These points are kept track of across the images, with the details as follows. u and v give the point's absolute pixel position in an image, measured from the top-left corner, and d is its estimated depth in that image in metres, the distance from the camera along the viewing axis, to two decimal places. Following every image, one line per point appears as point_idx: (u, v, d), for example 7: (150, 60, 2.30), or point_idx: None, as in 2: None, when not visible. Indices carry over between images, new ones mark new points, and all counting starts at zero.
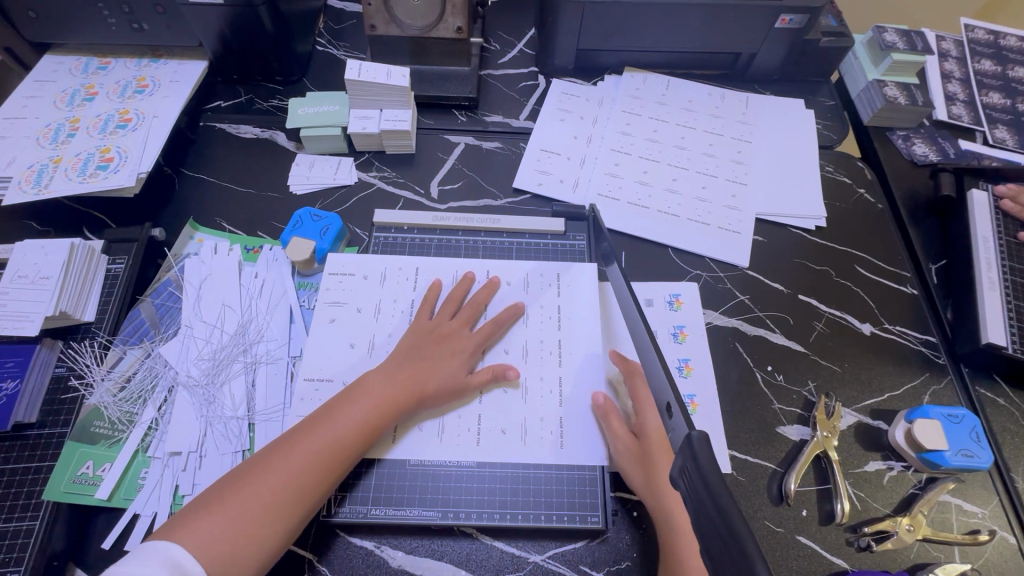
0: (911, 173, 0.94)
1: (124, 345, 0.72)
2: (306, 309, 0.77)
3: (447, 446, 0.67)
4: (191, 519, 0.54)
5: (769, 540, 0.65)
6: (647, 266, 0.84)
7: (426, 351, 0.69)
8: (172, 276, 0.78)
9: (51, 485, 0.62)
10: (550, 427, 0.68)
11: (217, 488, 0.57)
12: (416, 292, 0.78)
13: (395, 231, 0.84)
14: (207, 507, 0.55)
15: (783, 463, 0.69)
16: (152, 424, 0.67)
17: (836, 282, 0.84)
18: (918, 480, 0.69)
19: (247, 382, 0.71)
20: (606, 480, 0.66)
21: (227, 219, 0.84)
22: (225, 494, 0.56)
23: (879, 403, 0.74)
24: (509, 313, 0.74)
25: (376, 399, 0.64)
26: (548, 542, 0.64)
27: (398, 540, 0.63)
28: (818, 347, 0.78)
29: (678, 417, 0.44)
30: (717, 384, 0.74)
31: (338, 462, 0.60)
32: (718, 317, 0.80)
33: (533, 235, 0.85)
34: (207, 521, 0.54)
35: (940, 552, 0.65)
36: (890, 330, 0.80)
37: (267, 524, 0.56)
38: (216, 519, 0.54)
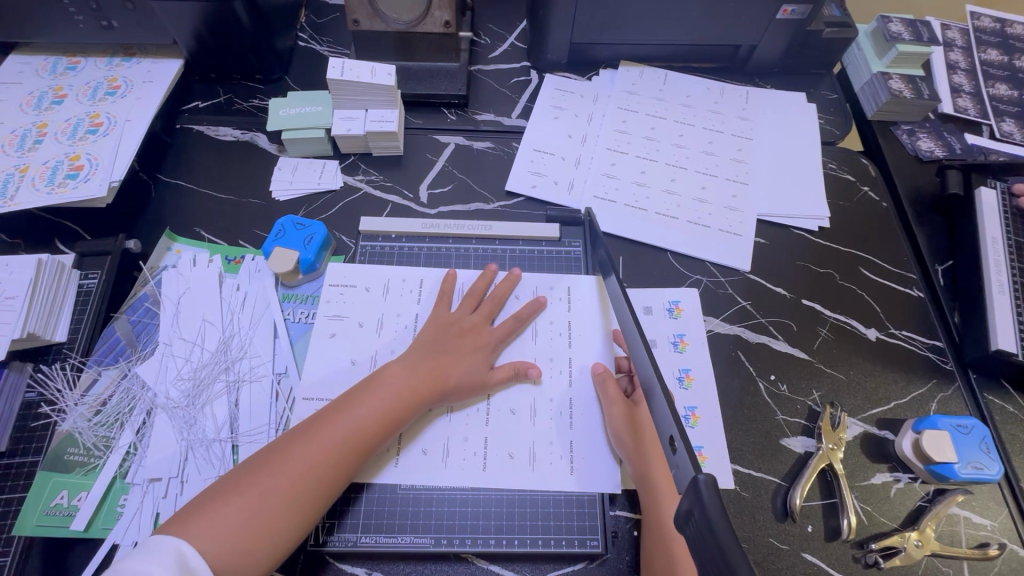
0: (916, 170, 0.91)
1: (98, 366, 0.69)
2: (293, 323, 0.74)
3: (451, 470, 0.65)
4: (206, 509, 0.52)
5: (774, 557, 0.63)
6: (645, 271, 0.81)
7: (445, 345, 0.68)
8: (148, 290, 0.74)
9: (24, 519, 0.60)
10: (560, 452, 0.66)
11: (233, 477, 0.55)
12: (425, 299, 0.75)
13: (382, 239, 0.80)
14: (223, 496, 0.53)
15: (788, 477, 0.67)
16: (130, 449, 0.64)
17: (839, 284, 0.81)
18: (926, 492, 0.67)
19: (230, 401, 0.68)
20: (605, 501, 0.64)
21: (205, 228, 0.81)
22: (243, 483, 0.54)
23: (885, 412, 0.72)
24: (531, 309, 0.73)
25: (396, 390, 0.63)
26: (546, 566, 0.62)
27: (389, 567, 0.61)
28: (822, 354, 0.76)
29: (684, 456, 0.42)
30: (720, 395, 0.72)
31: (358, 454, 0.58)
32: (719, 325, 0.77)
33: (527, 241, 0.81)
34: (224, 512, 0.52)
35: (948, 567, 0.63)
36: (896, 336, 0.77)
37: (283, 518, 0.53)
38: (233, 509, 0.52)
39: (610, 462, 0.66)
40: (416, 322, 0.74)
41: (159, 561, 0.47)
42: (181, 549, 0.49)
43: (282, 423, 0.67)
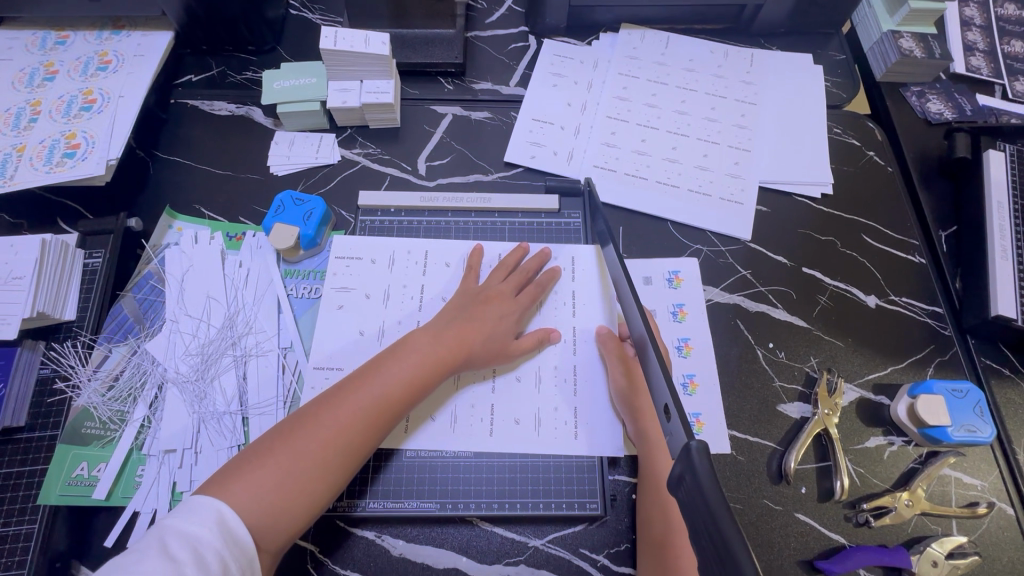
0: (924, 133, 0.89)
1: (108, 343, 0.70)
2: (296, 298, 0.75)
3: (460, 436, 0.67)
4: (242, 471, 0.54)
5: (768, 518, 0.65)
6: (645, 241, 0.81)
7: (472, 312, 0.69)
8: (152, 269, 0.75)
9: (46, 489, 0.62)
10: (565, 417, 0.68)
11: (266, 441, 0.57)
12: (455, 279, 0.76)
13: (381, 213, 0.80)
14: (258, 459, 0.54)
15: (783, 441, 0.69)
16: (145, 422, 0.67)
17: (841, 252, 0.81)
18: (919, 454, 0.69)
19: (238, 375, 0.70)
20: (603, 467, 0.66)
21: (205, 204, 0.81)
22: (277, 447, 0.55)
23: (881, 377, 0.73)
24: (549, 276, 0.74)
25: (422, 357, 0.64)
26: (547, 527, 0.65)
27: (398, 529, 0.64)
28: (822, 322, 0.76)
29: (678, 424, 0.43)
30: (717, 363, 0.73)
31: (387, 418, 0.60)
32: (718, 295, 0.77)
33: (526, 213, 0.81)
34: (259, 474, 0.54)
35: (937, 525, 0.65)
36: (895, 302, 0.78)
37: (317, 480, 0.55)
38: (268, 472, 0.54)
39: (615, 426, 0.67)
40: (422, 295, 0.75)
41: (200, 520, 0.49)
42: (221, 510, 0.50)
43: (289, 395, 0.69)
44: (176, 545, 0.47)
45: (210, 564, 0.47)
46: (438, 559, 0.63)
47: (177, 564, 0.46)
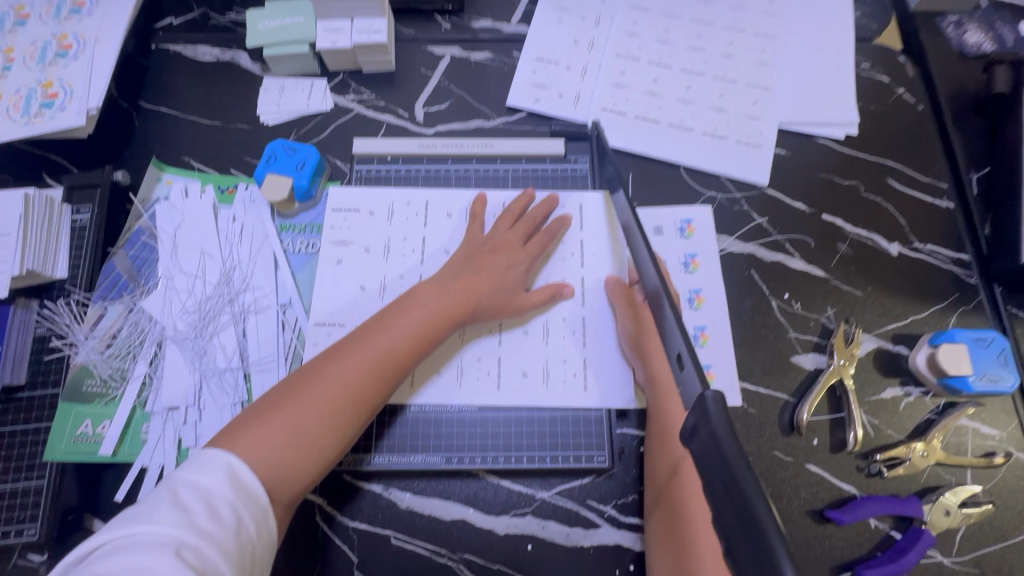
0: (960, 67, 0.82)
1: (103, 301, 0.68)
2: (293, 254, 0.72)
3: (467, 390, 0.66)
4: (251, 425, 0.53)
5: (778, 469, 0.64)
6: (656, 189, 0.77)
7: (478, 263, 0.66)
8: (143, 225, 0.72)
9: (51, 446, 0.62)
10: (573, 369, 0.67)
11: (272, 396, 0.55)
12: (457, 230, 0.73)
13: (378, 162, 0.76)
14: (265, 414, 0.53)
15: (796, 393, 0.67)
16: (146, 379, 0.66)
17: (863, 197, 0.76)
18: (936, 405, 0.67)
19: (238, 332, 0.68)
20: (612, 419, 0.65)
21: (194, 156, 0.77)
22: (283, 402, 0.54)
23: (901, 327, 0.70)
24: (558, 224, 0.71)
25: (428, 310, 0.61)
26: (554, 479, 0.64)
27: (405, 483, 0.64)
28: (840, 271, 0.73)
29: (692, 373, 0.41)
30: (730, 314, 0.70)
31: (394, 373, 0.59)
32: (732, 244, 0.74)
33: (530, 159, 0.77)
34: (266, 429, 0.52)
35: (951, 475, 0.64)
36: (919, 249, 0.74)
37: (325, 434, 0.54)
38: (275, 427, 0.53)
39: (626, 379, 0.66)
40: (424, 247, 0.72)
41: (211, 472, 0.48)
42: (232, 463, 0.50)
43: (290, 352, 0.68)
44: (188, 495, 0.46)
45: (223, 515, 0.46)
46: (445, 511, 0.63)
47: (190, 515, 0.45)
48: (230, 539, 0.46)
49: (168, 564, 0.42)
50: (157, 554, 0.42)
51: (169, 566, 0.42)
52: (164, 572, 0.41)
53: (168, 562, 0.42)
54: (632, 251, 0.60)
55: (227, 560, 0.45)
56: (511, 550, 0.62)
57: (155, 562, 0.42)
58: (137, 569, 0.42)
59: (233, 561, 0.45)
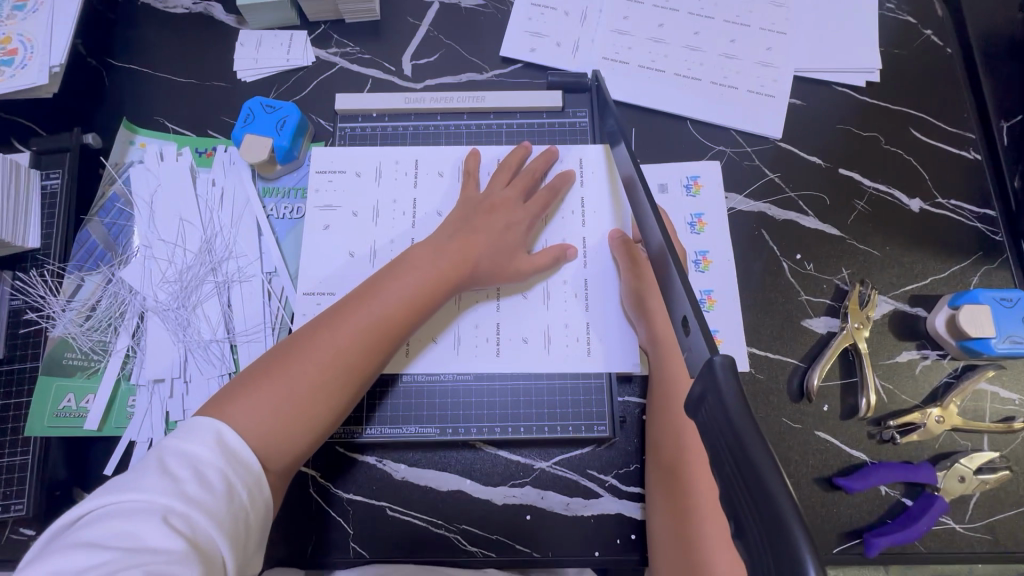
0: (994, 5, 0.75)
1: (80, 271, 0.66)
2: (276, 219, 0.69)
3: (465, 358, 0.63)
4: (241, 393, 0.49)
5: (787, 436, 0.62)
6: (661, 144, 0.72)
7: (475, 223, 0.62)
8: (117, 190, 0.68)
9: (33, 421, 0.61)
10: (577, 334, 0.64)
11: (259, 366, 0.52)
12: (450, 190, 0.68)
13: (363, 120, 0.71)
14: (252, 384, 0.50)
15: (807, 358, 0.64)
16: (130, 351, 0.64)
17: (884, 150, 0.71)
18: (954, 369, 0.64)
19: (222, 302, 0.65)
20: (613, 387, 0.63)
21: (168, 117, 0.72)
22: (272, 372, 0.51)
23: (920, 289, 0.66)
24: (562, 179, 0.67)
25: (423, 273, 0.58)
26: (553, 449, 0.62)
27: (400, 455, 0.62)
28: (857, 229, 0.68)
29: (700, 340, 0.38)
30: (738, 277, 0.67)
31: (389, 339, 0.55)
32: (742, 202, 0.69)
33: (526, 114, 0.72)
34: (254, 399, 0.49)
35: (967, 441, 0.62)
36: (941, 205, 0.69)
37: (317, 403, 0.51)
38: (264, 396, 0.49)
39: (631, 345, 0.63)
40: (415, 209, 0.68)
41: (200, 439, 0.45)
42: (222, 431, 0.46)
43: (278, 322, 0.65)
44: (176, 463, 0.43)
45: (213, 482, 0.43)
46: (442, 483, 0.61)
47: (178, 482, 0.42)
48: (222, 507, 0.43)
49: (157, 532, 0.39)
50: (145, 521, 0.40)
51: (158, 534, 0.39)
52: (153, 540, 0.39)
53: (157, 529, 0.39)
54: (634, 207, 0.56)
55: (220, 529, 0.42)
56: (510, 520, 0.61)
57: (143, 530, 0.39)
58: (126, 536, 0.39)
59: (225, 530, 0.42)
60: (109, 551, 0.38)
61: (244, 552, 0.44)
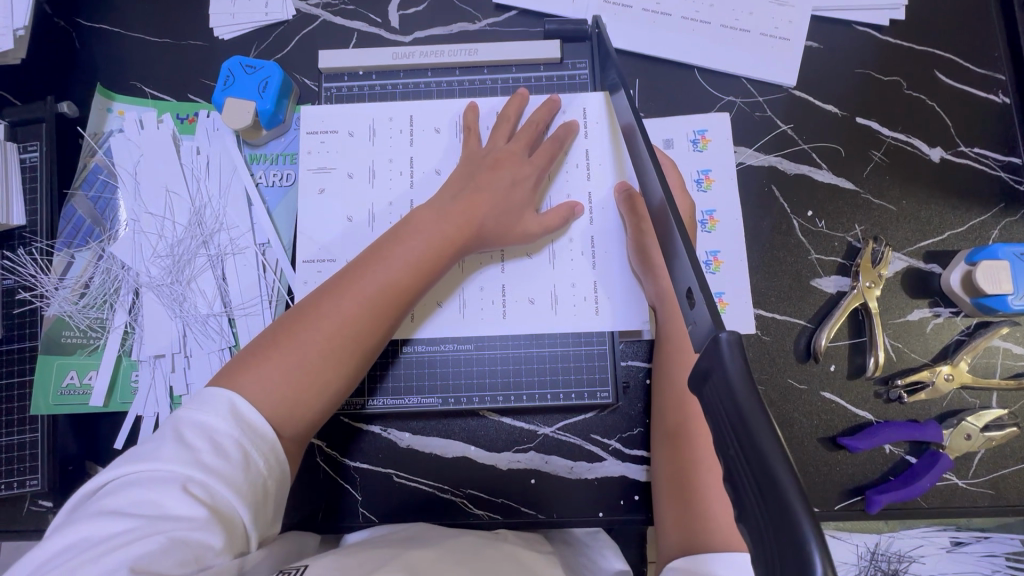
0: None
1: (69, 248, 0.64)
2: (266, 187, 0.66)
3: (471, 321, 0.62)
4: (251, 363, 0.48)
5: (791, 398, 0.61)
6: (666, 95, 0.67)
7: (477, 182, 0.59)
8: (99, 162, 0.66)
9: (38, 399, 0.61)
10: (584, 294, 0.62)
11: (267, 337, 0.51)
12: (449, 147, 0.65)
13: (350, 78, 0.67)
14: (260, 355, 0.49)
15: (815, 319, 0.62)
16: (128, 328, 0.63)
17: (906, 95, 0.67)
18: (967, 326, 0.62)
19: (216, 275, 0.64)
20: (616, 352, 0.62)
21: (144, 81, 0.68)
22: (279, 342, 0.49)
23: (936, 244, 0.64)
24: (565, 130, 0.63)
25: (428, 237, 0.55)
26: (556, 415, 0.62)
27: (404, 423, 0.62)
28: (872, 181, 0.65)
29: (703, 310, 0.36)
30: (747, 236, 0.64)
31: (397, 306, 0.53)
32: (752, 156, 0.66)
33: (522, 67, 0.67)
34: (262, 370, 0.48)
35: (975, 398, 0.61)
36: (965, 154, 0.65)
37: (326, 372, 0.50)
38: (272, 367, 0.48)
39: (641, 303, 0.62)
40: (412, 169, 0.65)
41: (212, 410, 0.44)
42: (235, 401, 0.45)
43: (274, 295, 0.64)
44: (191, 433, 0.43)
45: (229, 451, 0.43)
46: (446, 449, 0.62)
47: (194, 451, 0.42)
48: (239, 475, 0.42)
49: (177, 500, 0.40)
50: (164, 490, 0.40)
51: (178, 502, 0.40)
52: (175, 508, 0.39)
53: (177, 497, 0.40)
54: (635, 161, 0.54)
55: (239, 497, 0.42)
56: (514, 484, 0.61)
57: (164, 499, 0.40)
58: (148, 504, 0.40)
59: (244, 496, 0.42)
60: (131, 519, 0.39)
61: (265, 517, 0.44)
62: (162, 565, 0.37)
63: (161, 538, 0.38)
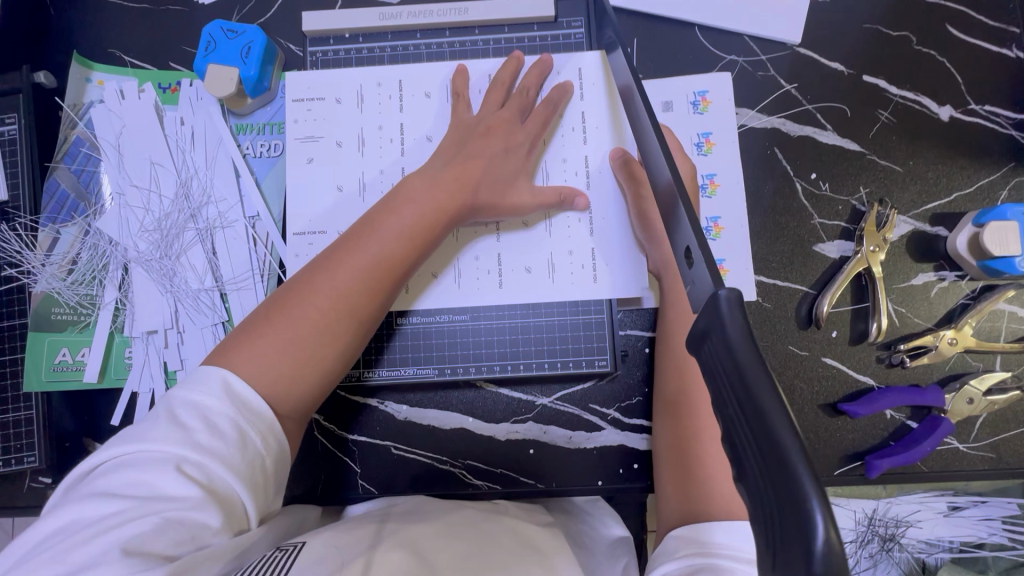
0: None
1: (54, 224, 0.63)
2: (254, 158, 0.64)
3: (466, 292, 0.61)
4: (245, 340, 0.47)
5: (793, 365, 0.60)
6: (665, 55, 0.65)
7: (469, 147, 0.58)
8: (81, 134, 0.64)
9: (31, 376, 0.61)
10: (580, 262, 0.61)
11: (260, 313, 0.50)
12: (439, 112, 0.63)
13: (336, 41, 0.65)
14: (254, 332, 0.48)
15: (817, 285, 0.61)
16: (119, 304, 0.62)
17: (916, 51, 0.64)
18: (972, 290, 0.61)
19: (206, 249, 0.63)
20: (614, 321, 0.61)
21: (124, 49, 0.66)
22: (272, 318, 0.48)
23: (944, 206, 0.62)
24: (559, 93, 0.61)
25: (419, 205, 0.54)
26: (555, 385, 0.62)
27: (401, 396, 0.62)
28: (878, 142, 0.63)
29: (704, 269, 0.35)
30: (749, 201, 0.62)
31: (391, 277, 0.52)
32: (755, 118, 0.63)
33: (514, 26, 0.65)
34: (257, 347, 0.47)
35: (979, 362, 0.60)
36: (975, 112, 0.63)
37: (323, 347, 0.49)
38: (267, 344, 0.47)
39: (638, 271, 0.60)
40: (402, 136, 0.63)
41: (206, 389, 0.44)
42: (229, 377, 0.44)
43: (266, 269, 0.63)
44: (186, 414, 0.42)
45: (225, 430, 0.42)
46: (444, 421, 0.62)
47: (189, 431, 0.41)
48: (236, 454, 0.42)
49: (172, 481, 0.39)
50: (159, 471, 0.39)
51: (172, 483, 0.39)
52: (170, 488, 0.39)
53: (171, 478, 0.39)
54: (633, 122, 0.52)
55: (236, 476, 0.41)
56: (513, 455, 0.61)
57: (158, 479, 0.39)
58: (141, 485, 0.39)
59: (242, 476, 0.42)
60: (124, 500, 0.38)
61: (265, 495, 0.44)
62: (157, 545, 0.37)
63: (155, 518, 0.38)
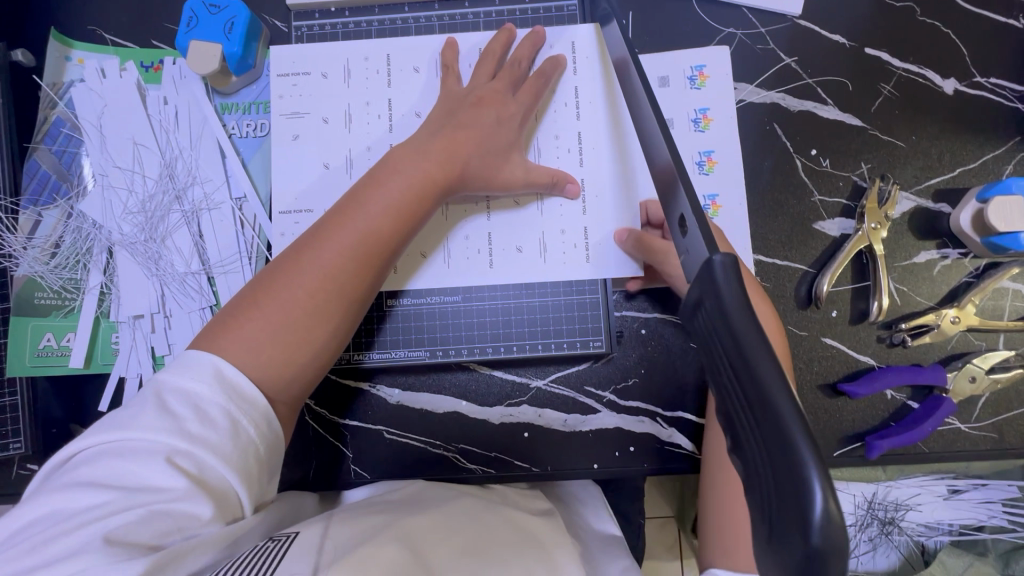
0: None
1: (35, 206, 0.61)
2: (240, 138, 0.63)
3: (457, 272, 0.60)
4: (232, 322, 0.46)
5: (792, 345, 0.59)
6: (661, 27, 0.63)
7: (459, 120, 0.56)
8: (61, 114, 0.62)
9: (16, 362, 0.60)
10: (573, 241, 0.60)
11: (246, 296, 0.48)
12: (428, 87, 0.61)
13: (322, 15, 0.63)
14: (242, 314, 0.46)
15: (816, 264, 0.60)
16: (104, 289, 0.61)
17: (919, 21, 0.62)
18: (976, 267, 0.60)
19: (192, 232, 0.61)
20: (609, 301, 0.60)
21: (104, 26, 0.64)
22: (259, 300, 0.47)
23: (947, 181, 0.60)
24: (551, 66, 0.60)
25: (407, 180, 0.52)
26: (549, 367, 0.61)
27: (392, 379, 0.61)
28: (880, 115, 0.61)
29: (698, 238, 0.34)
30: (747, 178, 0.61)
31: (380, 254, 0.51)
32: (753, 93, 0.62)
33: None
34: (246, 329, 0.46)
35: (981, 341, 0.59)
36: (980, 85, 0.61)
37: (314, 327, 0.48)
38: (256, 326, 0.46)
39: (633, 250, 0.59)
40: (390, 112, 0.61)
41: (197, 375, 0.42)
42: (215, 360, 0.43)
43: (254, 250, 0.61)
44: (175, 401, 0.41)
45: (216, 419, 0.41)
46: (436, 404, 0.61)
47: (179, 420, 0.40)
48: (228, 444, 0.40)
49: (159, 473, 0.38)
50: (145, 461, 0.38)
51: (160, 474, 0.38)
52: (157, 479, 0.38)
53: (158, 469, 0.38)
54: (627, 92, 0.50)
55: (227, 467, 0.40)
56: (508, 438, 0.60)
57: (144, 470, 0.38)
58: (127, 475, 0.38)
59: (234, 466, 0.40)
60: (108, 491, 0.37)
61: (259, 484, 0.42)
62: (139, 535, 0.37)
63: (141, 510, 0.37)
